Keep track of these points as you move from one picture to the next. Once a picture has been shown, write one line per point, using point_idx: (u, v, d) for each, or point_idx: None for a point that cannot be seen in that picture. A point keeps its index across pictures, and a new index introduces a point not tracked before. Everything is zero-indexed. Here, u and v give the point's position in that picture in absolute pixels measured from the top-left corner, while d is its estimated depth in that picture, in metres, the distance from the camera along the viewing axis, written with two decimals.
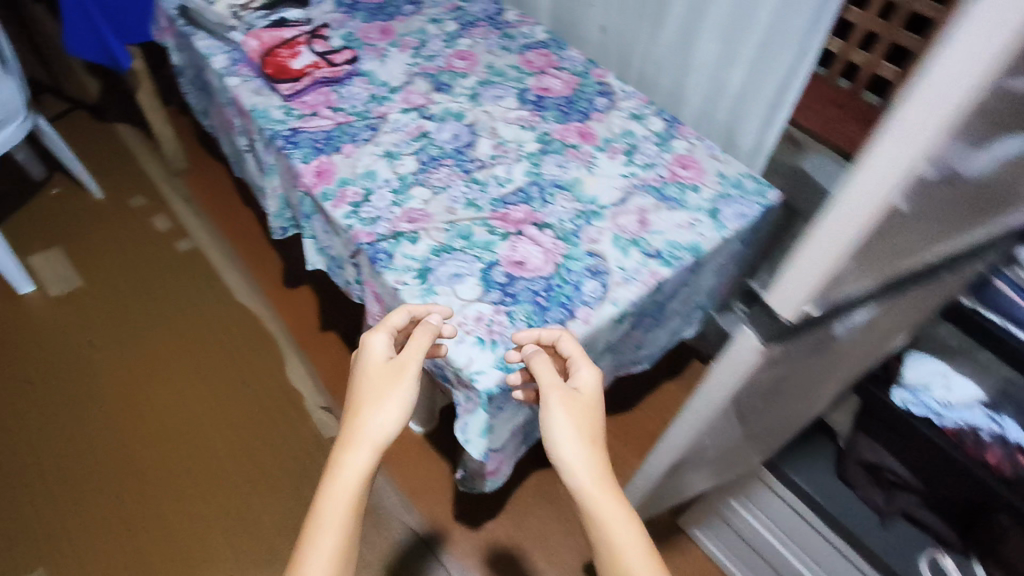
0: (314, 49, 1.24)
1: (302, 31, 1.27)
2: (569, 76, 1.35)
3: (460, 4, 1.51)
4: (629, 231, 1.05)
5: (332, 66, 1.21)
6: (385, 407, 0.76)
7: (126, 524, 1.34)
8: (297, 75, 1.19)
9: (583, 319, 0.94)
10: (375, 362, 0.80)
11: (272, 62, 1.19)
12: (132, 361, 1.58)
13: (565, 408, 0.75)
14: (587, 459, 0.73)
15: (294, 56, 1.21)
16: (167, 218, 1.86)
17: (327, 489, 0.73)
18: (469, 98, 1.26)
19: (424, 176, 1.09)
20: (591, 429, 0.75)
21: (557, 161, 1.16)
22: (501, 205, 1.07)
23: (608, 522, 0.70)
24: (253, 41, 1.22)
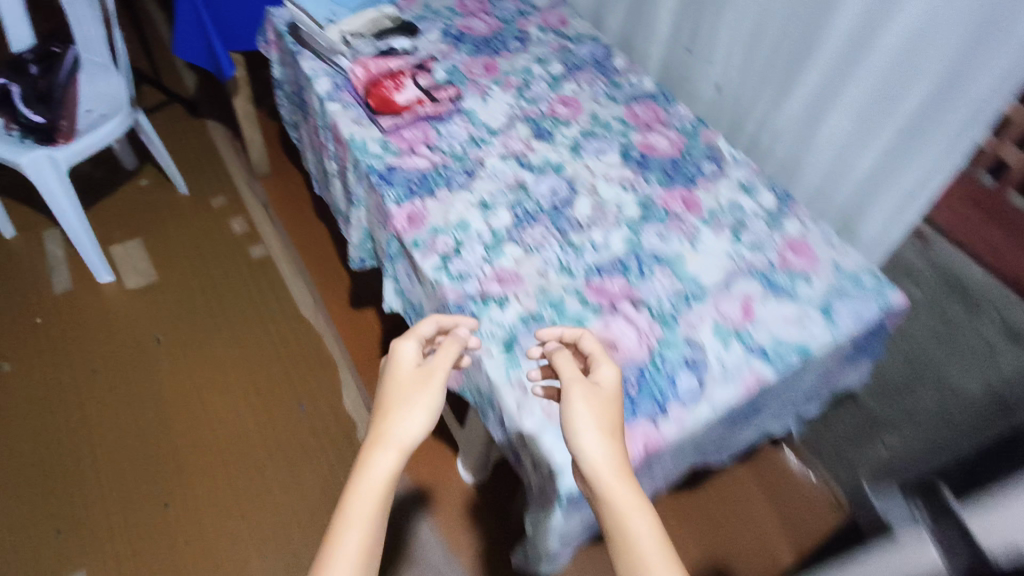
0: (419, 83, 1.21)
1: (409, 62, 1.25)
2: (676, 134, 1.28)
3: (568, 46, 1.46)
4: (732, 320, 0.97)
5: (436, 103, 1.18)
6: (413, 410, 0.71)
7: (165, 532, 1.31)
8: (400, 110, 1.16)
9: (675, 418, 0.85)
10: (403, 363, 0.76)
11: (376, 95, 1.17)
12: (194, 364, 1.57)
13: (587, 401, 0.72)
14: (603, 449, 0.68)
15: (400, 89, 1.18)
16: (245, 222, 1.87)
17: (350, 495, 0.67)
18: (570, 149, 1.20)
19: (518, 232, 1.04)
20: (609, 422, 0.71)
21: (658, 230, 1.08)
22: (596, 274, 0.99)
23: (627, 520, 0.64)
24: (359, 70, 1.21)
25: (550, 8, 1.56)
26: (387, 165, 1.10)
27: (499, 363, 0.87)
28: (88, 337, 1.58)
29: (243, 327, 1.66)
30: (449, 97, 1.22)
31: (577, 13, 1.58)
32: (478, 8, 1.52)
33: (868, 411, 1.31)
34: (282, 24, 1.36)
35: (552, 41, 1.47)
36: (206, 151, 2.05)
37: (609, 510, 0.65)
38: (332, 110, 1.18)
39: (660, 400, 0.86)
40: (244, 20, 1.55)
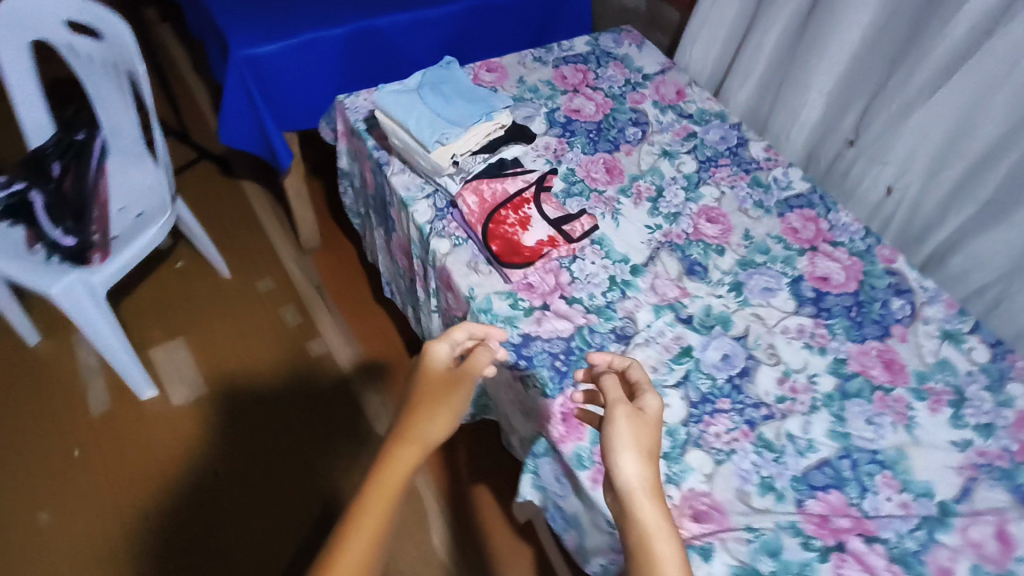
0: (546, 212, 0.98)
1: (527, 179, 1.01)
2: (847, 256, 1.06)
3: (693, 131, 1.23)
4: (992, 559, 0.75)
5: (571, 242, 0.95)
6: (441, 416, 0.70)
7: None
8: (529, 255, 0.93)
9: None
10: (435, 369, 0.73)
11: (498, 235, 0.93)
12: (254, 498, 1.34)
13: (626, 426, 0.63)
14: (639, 469, 0.61)
15: (526, 225, 0.95)
16: (298, 309, 1.65)
17: (371, 481, 0.66)
18: (732, 289, 0.98)
19: (697, 428, 0.82)
20: (651, 445, 0.63)
21: (864, 412, 0.87)
22: (807, 491, 0.78)
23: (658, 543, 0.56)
24: (471, 197, 0.96)
25: (662, 78, 1.32)
26: (522, 334, 0.87)
27: None
28: (129, 468, 1.35)
29: (307, 446, 1.42)
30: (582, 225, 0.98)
31: (693, 82, 1.34)
32: (580, 81, 1.28)
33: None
34: (357, 121, 1.12)
35: (674, 125, 1.23)
36: (245, 220, 1.81)
37: (634, 527, 0.58)
38: (439, 250, 0.95)
39: None
40: (302, 101, 1.30)
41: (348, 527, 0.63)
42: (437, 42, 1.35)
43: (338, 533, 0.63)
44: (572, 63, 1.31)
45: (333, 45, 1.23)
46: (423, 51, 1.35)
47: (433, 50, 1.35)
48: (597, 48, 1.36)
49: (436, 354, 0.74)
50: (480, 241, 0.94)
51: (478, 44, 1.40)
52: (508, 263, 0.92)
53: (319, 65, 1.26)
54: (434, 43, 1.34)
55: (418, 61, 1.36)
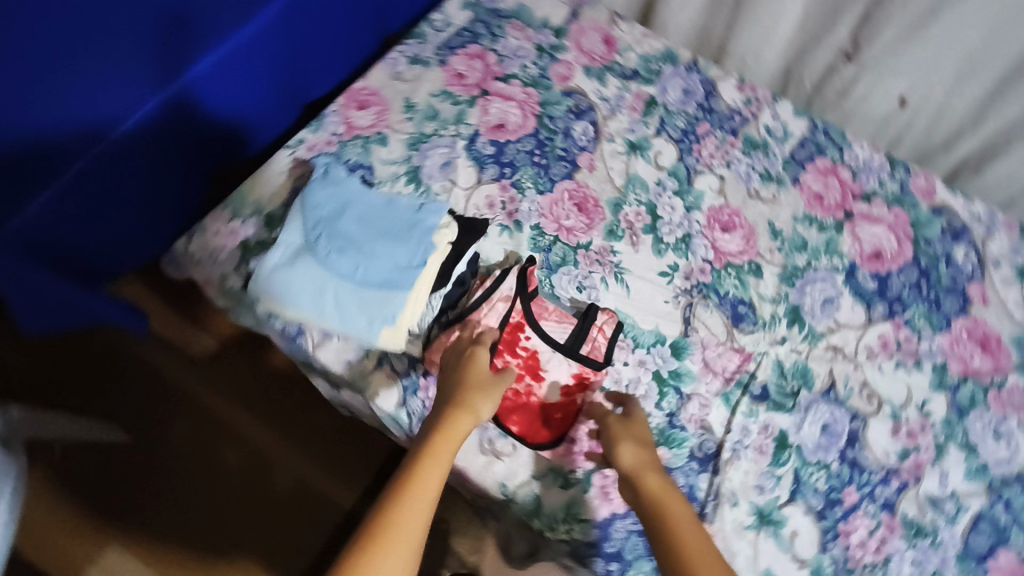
0: (553, 334, 0.69)
1: (506, 292, 0.70)
2: (888, 209, 0.87)
3: (649, 96, 0.92)
4: None
5: (601, 368, 0.69)
6: (494, 401, 0.62)
7: None
8: (559, 415, 0.68)
9: None
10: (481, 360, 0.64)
11: (507, 406, 0.67)
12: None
13: (621, 430, 0.64)
14: (641, 458, 0.62)
15: (537, 372, 0.68)
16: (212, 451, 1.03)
17: (418, 459, 0.56)
18: (792, 322, 0.78)
19: (839, 547, 0.67)
20: (647, 439, 0.65)
21: (987, 425, 0.74)
22: (977, 567, 0.67)
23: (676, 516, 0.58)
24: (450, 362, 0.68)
25: (577, 26, 0.98)
26: (596, 520, 0.65)
27: None
28: None
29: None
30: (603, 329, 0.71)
31: (615, 13, 1.00)
32: (483, 76, 0.92)
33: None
34: (225, 281, 0.76)
35: (624, 96, 0.92)
36: (87, 388, 1.02)
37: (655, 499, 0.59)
38: None
39: None
40: (128, 235, 0.83)
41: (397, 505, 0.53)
42: (273, 67, 0.88)
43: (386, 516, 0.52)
44: (459, 49, 0.94)
45: (129, 140, 0.75)
46: (260, 84, 0.87)
47: (273, 76, 0.88)
48: (478, 10, 0.98)
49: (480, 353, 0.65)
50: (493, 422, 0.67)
51: (328, 38, 0.94)
52: (540, 441, 0.67)
53: (127, 175, 0.77)
54: (269, 66, 0.87)
55: (258, 100, 0.88)
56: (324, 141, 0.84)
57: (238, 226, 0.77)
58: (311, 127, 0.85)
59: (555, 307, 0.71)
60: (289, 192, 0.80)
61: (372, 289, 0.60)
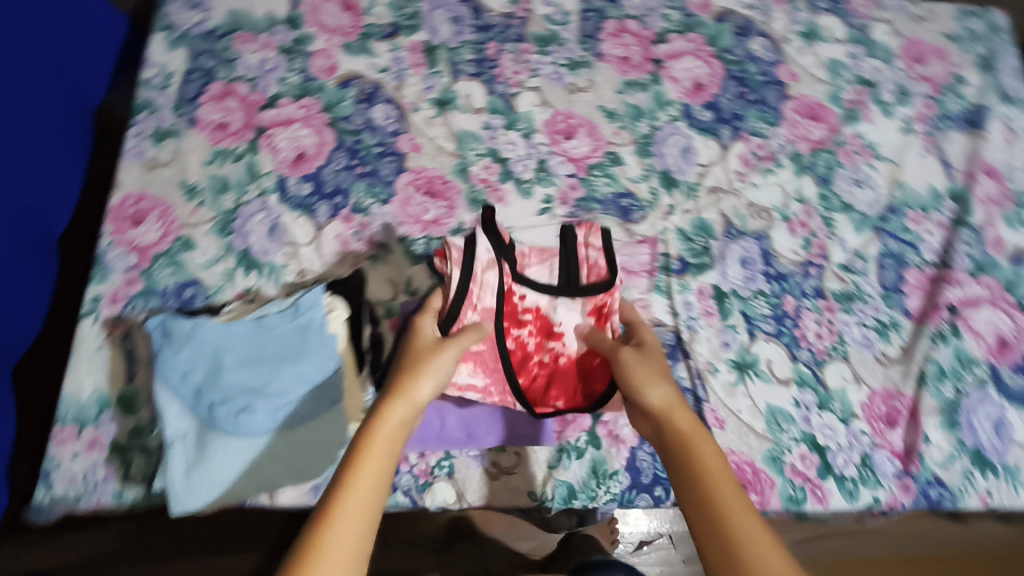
0: (542, 278, 0.67)
1: (486, 257, 0.65)
2: (683, 38, 0.89)
3: (424, 45, 0.86)
4: (999, 199, 0.84)
5: (611, 286, 0.66)
6: (432, 378, 0.55)
7: None
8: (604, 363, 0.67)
9: None
10: (425, 342, 0.59)
11: (544, 385, 0.68)
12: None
13: (634, 363, 0.57)
14: (666, 391, 0.54)
15: (550, 328, 0.67)
16: None
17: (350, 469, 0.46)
18: (669, 185, 0.80)
19: (805, 350, 0.74)
20: (664, 368, 0.57)
21: (850, 178, 0.83)
22: (899, 296, 0.78)
23: (699, 458, 0.48)
24: (470, 367, 0.65)
25: (307, 7, 0.87)
26: (624, 472, 0.67)
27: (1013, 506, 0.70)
28: None
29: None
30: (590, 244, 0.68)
31: None
32: (247, 114, 0.80)
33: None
34: (122, 494, 0.62)
35: (401, 57, 0.85)
36: None
37: (680, 444, 0.50)
38: (449, 505, 0.65)
39: None
40: None
41: (316, 535, 0.42)
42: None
43: (301, 550, 0.41)
44: (201, 98, 0.80)
45: None
46: None
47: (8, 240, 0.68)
48: (190, 42, 0.83)
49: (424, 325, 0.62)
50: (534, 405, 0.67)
51: (42, 159, 0.73)
52: (591, 400, 0.67)
53: None
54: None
55: (7, 272, 0.67)
56: (123, 282, 0.70)
57: (94, 432, 0.64)
58: (96, 278, 0.69)
59: (534, 257, 0.68)
60: (125, 360, 0.67)
61: (307, 423, 0.54)
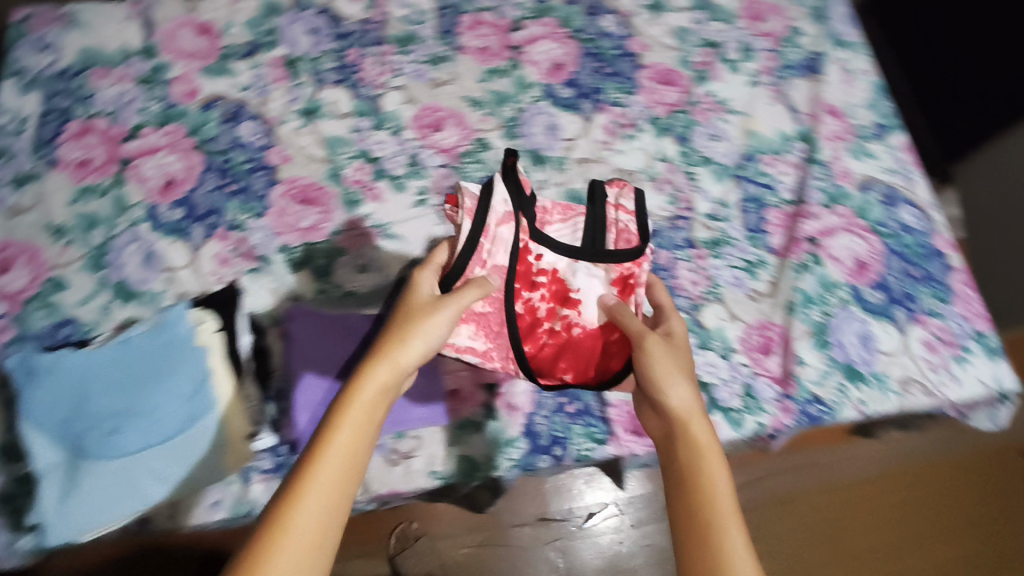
0: (565, 238, 0.72)
1: (503, 210, 0.68)
2: (536, 23, 0.93)
3: (284, 59, 0.87)
4: (844, 133, 0.90)
5: (637, 255, 0.71)
6: (420, 353, 0.58)
7: None
8: (619, 339, 0.71)
9: (949, 246, 0.85)
10: (419, 298, 0.63)
11: (556, 355, 0.72)
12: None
13: (664, 355, 0.63)
14: (691, 394, 0.60)
15: (565, 295, 0.72)
16: None
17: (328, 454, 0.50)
18: (537, 163, 0.84)
19: (680, 298, 0.79)
20: (688, 369, 0.63)
21: (705, 133, 0.88)
22: (762, 235, 0.83)
23: (700, 474, 0.54)
24: (472, 330, 0.70)
25: (161, 36, 0.87)
26: (523, 441, 0.70)
27: (884, 408, 0.76)
28: None
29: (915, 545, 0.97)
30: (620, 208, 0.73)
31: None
32: (109, 148, 0.79)
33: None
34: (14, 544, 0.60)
35: (261, 74, 0.86)
36: None
37: (691, 456, 0.56)
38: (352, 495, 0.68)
39: (932, 249, 0.84)
40: None
41: (286, 514, 0.46)
42: None
43: (274, 527, 0.46)
44: (60, 138, 0.79)
45: None
46: None
47: None
48: (43, 85, 0.82)
49: (423, 281, 0.65)
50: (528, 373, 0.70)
51: None
52: (605, 378, 0.71)
53: None
54: None
55: None
56: None
57: None
58: None
59: (566, 217, 0.73)
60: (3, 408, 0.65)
61: (165, 440, 0.63)
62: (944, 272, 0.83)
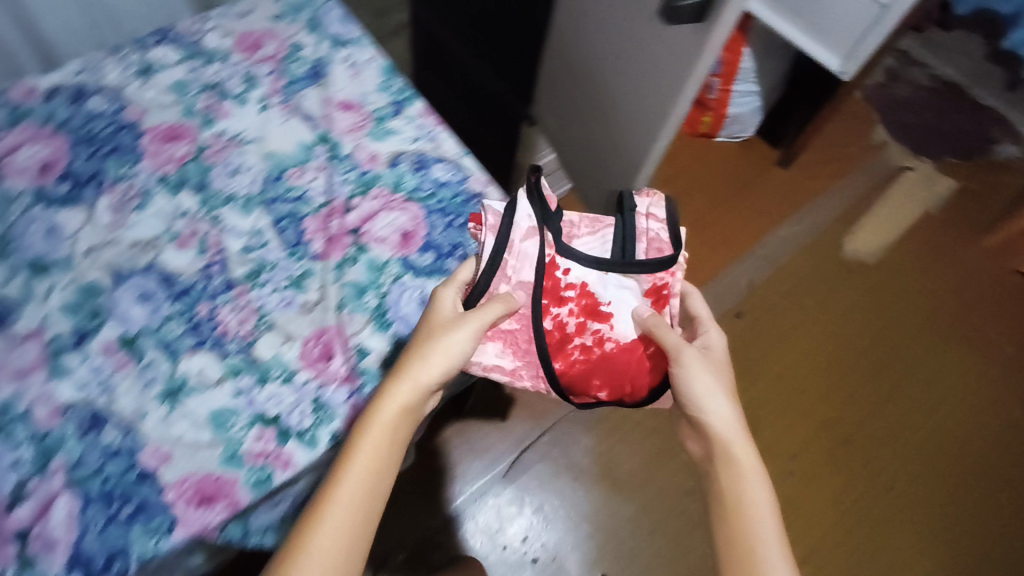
0: (593, 252, 0.87)
1: (526, 227, 0.81)
2: (12, 130, 0.87)
3: None
4: (362, 122, 0.93)
5: (665, 269, 0.85)
6: (440, 373, 0.67)
7: (939, 399, 1.59)
8: (650, 352, 0.88)
9: (483, 186, 0.90)
10: (442, 315, 0.73)
11: (591, 365, 0.89)
12: (901, 390, 1.59)
13: (706, 366, 0.77)
14: (729, 408, 0.75)
15: (594, 308, 0.87)
16: None
17: (352, 470, 0.61)
18: (41, 270, 0.78)
19: (229, 341, 0.75)
20: (728, 386, 0.78)
21: (223, 171, 0.87)
22: (304, 246, 0.82)
23: (735, 486, 0.69)
24: (499, 347, 0.88)
25: None
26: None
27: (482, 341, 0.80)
28: None
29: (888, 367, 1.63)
30: (650, 217, 0.89)
31: None
32: None
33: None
34: None
35: None
36: None
37: (730, 470, 0.71)
38: None
39: (468, 194, 0.89)
40: None
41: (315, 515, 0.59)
42: None
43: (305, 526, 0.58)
44: None
45: None
46: None
47: None
48: None
49: (445, 294, 0.75)
50: (587, 393, 0.91)
51: None
52: (651, 393, 0.88)
53: None
54: None
55: None
56: None
57: None
58: None
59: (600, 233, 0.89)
60: None
61: None
62: (480, 209, 0.87)
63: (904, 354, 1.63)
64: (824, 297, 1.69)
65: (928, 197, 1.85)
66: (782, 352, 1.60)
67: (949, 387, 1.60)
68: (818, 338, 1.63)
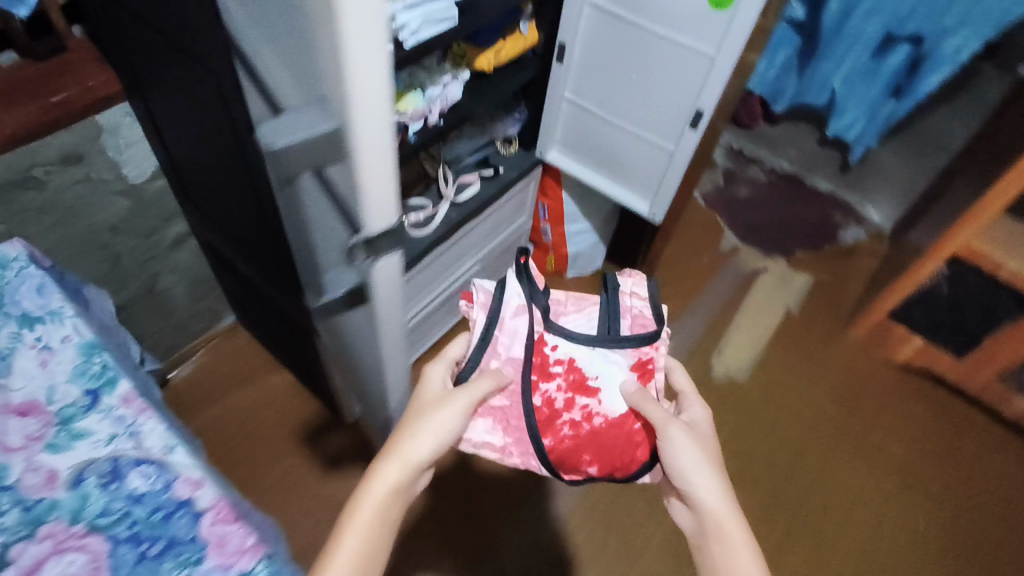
0: (582, 326, 0.95)
1: (518, 303, 0.94)
2: None
3: None
4: (43, 430, 0.76)
5: (652, 341, 0.92)
6: (430, 444, 0.79)
7: (919, 479, 1.52)
8: (639, 428, 0.90)
9: (193, 489, 0.74)
10: (431, 394, 0.86)
11: (581, 444, 0.92)
12: (844, 480, 1.50)
13: (692, 439, 0.82)
14: (718, 480, 0.80)
15: (582, 383, 0.92)
16: None
17: (351, 540, 0.72)
18: None
19: None
20: (717, 455, 0.83)
21: None
22: None
23: (728, 561, 0.74)
24: (490, 423, 0.93)
25: None
26: None
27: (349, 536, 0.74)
28: None
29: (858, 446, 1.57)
30: (632, 295, 0.97)
31: None
32: None
33: (144, 279, 1.31)
34: None
35: None
36: None
37: (722, 547, 0.75)
38: None
39: (172, 504, 0.73)
40: None
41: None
42: None
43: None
44: None
45: None
46: None
47: None
48: None
49: (432, 377, 0.89)
50: (577, 471, 0.94)
51: None
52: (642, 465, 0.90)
53: None
54: None
55: None
56: None
57: None
58: None
59: (584, 312, 0.96)
60: None
61: None
62: (185, 528, 0.70)
63: (876, 431, 1.58)
64: (736, 412, 1.58)
65: (784, 297, 1.80)
66: (754, 442, 1.54)
67: (927, 465, 1.54)
68: (752, 454, 1.52)
